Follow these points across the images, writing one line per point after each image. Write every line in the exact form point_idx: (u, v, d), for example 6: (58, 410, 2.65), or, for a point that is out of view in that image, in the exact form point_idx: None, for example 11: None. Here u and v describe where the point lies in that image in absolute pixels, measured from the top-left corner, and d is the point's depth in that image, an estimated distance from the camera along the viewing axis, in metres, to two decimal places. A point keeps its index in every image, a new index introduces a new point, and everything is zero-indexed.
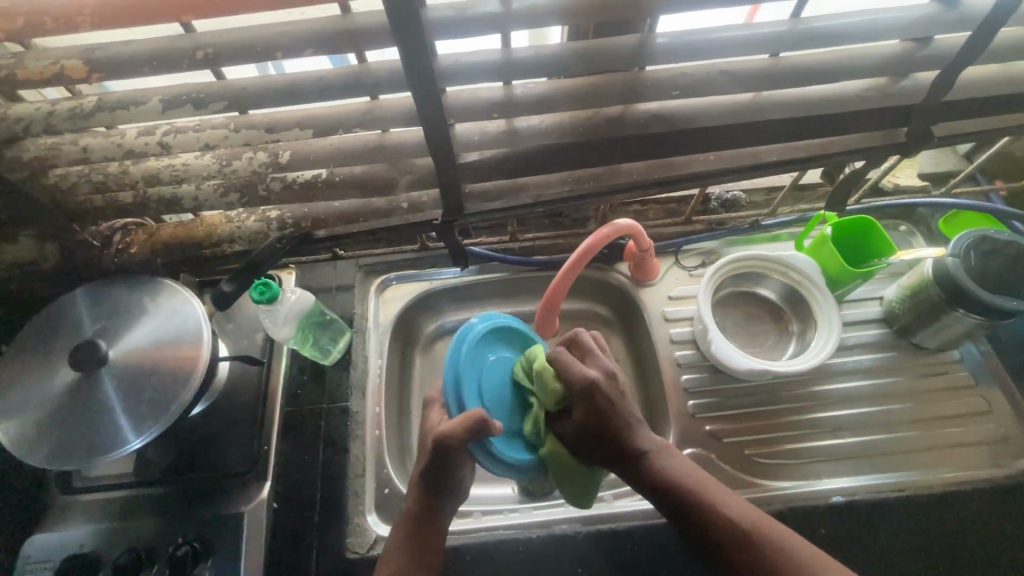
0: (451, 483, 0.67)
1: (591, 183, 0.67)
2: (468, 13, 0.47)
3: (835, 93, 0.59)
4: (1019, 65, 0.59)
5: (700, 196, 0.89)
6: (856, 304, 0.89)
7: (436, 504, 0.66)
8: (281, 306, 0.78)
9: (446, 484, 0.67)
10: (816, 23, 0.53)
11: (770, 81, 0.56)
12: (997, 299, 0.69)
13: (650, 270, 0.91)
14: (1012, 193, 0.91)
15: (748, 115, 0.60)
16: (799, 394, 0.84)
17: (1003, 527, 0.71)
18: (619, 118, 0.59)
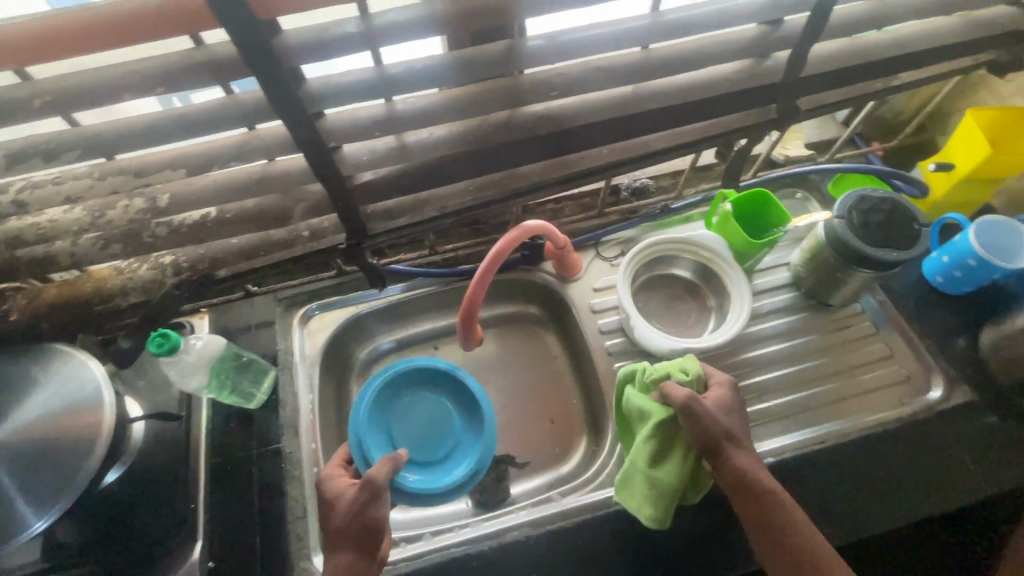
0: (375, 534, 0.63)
1: (493, 189, 0.67)
2: (328, 35, 0.46)
3: (706, 78, 0.62)
4: (863, 37, 0.64)
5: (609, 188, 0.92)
6: (766, 271, 0.95)
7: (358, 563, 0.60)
8: (186, 354, 0.73)
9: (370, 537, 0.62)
10: (675, 15, 0.55)
11: (643, 73, 0.58)
12: (880, 252, 0.75)
13: (573, 265, 0.92)
14: (888, 152, 0.99)
15: (630, 108, 0.62)
16: (724, 365, 0.88)
17: (915, 462, 0.77)
18: (505, 123, 0.59)
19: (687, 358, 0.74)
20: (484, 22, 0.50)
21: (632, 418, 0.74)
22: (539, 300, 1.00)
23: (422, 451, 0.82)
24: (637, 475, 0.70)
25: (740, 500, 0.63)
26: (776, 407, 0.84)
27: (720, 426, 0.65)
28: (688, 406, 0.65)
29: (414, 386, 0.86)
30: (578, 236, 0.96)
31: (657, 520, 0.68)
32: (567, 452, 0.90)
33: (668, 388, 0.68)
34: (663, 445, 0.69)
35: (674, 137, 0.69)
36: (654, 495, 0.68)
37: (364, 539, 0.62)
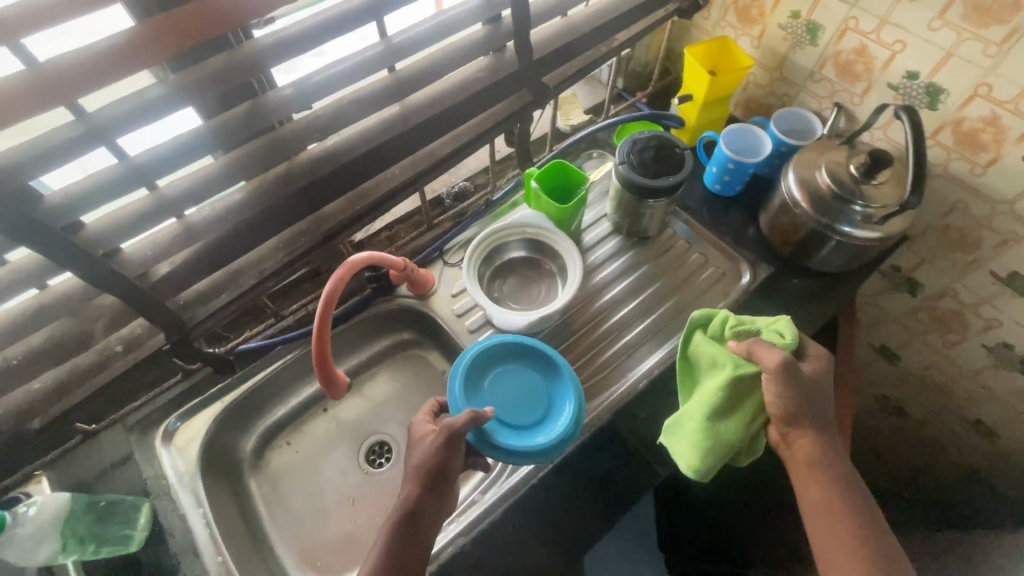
0: (443, 485, 0.69)
1: (307, 239, 0.68)
2: (50, 143, 0.45)
3: (457, 84, 0.69)
4: (571, 17, 0.75)
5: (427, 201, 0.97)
6: (591, 227, 1.06)
7: (422, 508, 0.67)
8: (13, 528, 0.68)
9: (440, 486, 0.69)
10: (401, 37, 0.61)
11: (396, 94, 0.64)
12: (660, 182, 0.88)
13: (425, 281, 0.95)
14: (649, 98, 1.16)
15: (400, 127, 0.67)
16: (585, 321, 0.97)
17: None
18: (286, 176, 0.62)
19: (779, 321, 0.77)
20: (220, 90, 0.52)
21: (702, 365, 0.81)
22: (409, 325, 1.02)
23: (524, 414, 0.82)
24: (694, 424, 0.77)
25: (798, 468, 0.74)
26: (635, 337, 0.95)
27: (797, 400, 0.73)
28: (777, 373, 0.72)
29: (508, 358, 0.87)
30: (420, 253, 1.00)
31: (699, 470, 0.76)
32: None
33: (758, 349, 0.74)
34: (731, 403, 0.76)
35: (458, 137, 0.75)
36: (707, 446, 0.75)
37: (438, 482, 0.69)
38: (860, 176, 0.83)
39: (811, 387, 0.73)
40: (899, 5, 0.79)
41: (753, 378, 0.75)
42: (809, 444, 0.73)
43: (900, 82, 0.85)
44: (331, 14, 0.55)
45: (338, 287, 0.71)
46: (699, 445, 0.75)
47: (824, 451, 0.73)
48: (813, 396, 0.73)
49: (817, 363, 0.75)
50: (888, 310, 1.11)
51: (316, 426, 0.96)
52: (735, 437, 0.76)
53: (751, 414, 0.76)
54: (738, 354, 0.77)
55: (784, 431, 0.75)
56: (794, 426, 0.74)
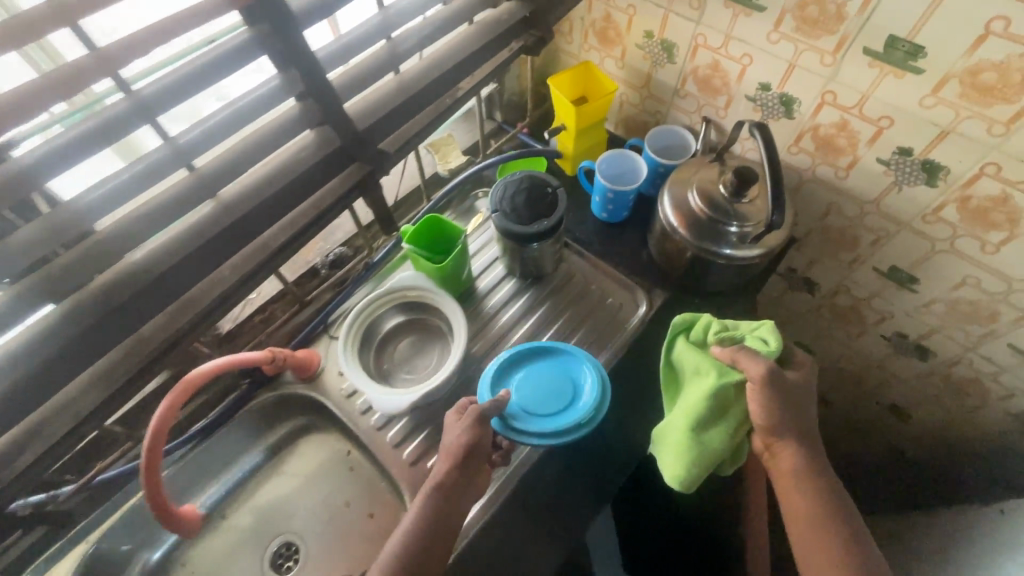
0: (466, 484, 0.72)
1: (123, 368, 0.60)
2: None
3: (275, 169, 0.62)
4: (399, 78, 0.69)
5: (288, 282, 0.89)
6: (483, 273, 1.02)
7: (438, 506, 0.70)
8: None
9: (463, 486, 0.71)
10: (181, 138, 0.54)
11: (196, 195, 0.57)
12: (534, 228, 0.84)
13: (306, 363, 0.88)
14: (530, 127, 1.12)
15: (211, 229, 0.60)
16: (487, 378, 0.91)
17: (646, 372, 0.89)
18: (72, 311, 0.54)
19: (762, 328, 0.75)
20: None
21: (685, 371, 0.80)
22: (302, 409, 0.94)
23: (555, 400, 0.82)
24: (679, 432, 0.76)
25: (782, 479, 0.73)
26: None
27: (783, 411, 0.71)
28: (760, 383, 0.70)
29: (523, 359, 0.87)
30: (301, 332, 0.92)
31: (683, 481, 0.76)
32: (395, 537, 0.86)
33: (741, 359, 0.72)
34: (713, 414, 0.75)
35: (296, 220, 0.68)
36: (691, 456, 0.75)
37: (469, 470, 0.72)
38: (729, 195, 0.82)
39: (795, 395, 0.72)
40: (737, 20, 0.77)
41: (735, 385, 0.74)
42: (795, 459, 0.72)
43: (756, 95, 0.83)
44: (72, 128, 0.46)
45: (168, 420, 0.62)
46: (685, 454, 0.75)
47: (809, 465, 0.72)
48: (796, 408, 0.72)
49: (800, 371, 0.74)
50: (796, 309, 1.10)
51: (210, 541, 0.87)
52: (720, 447, 0.75)
53: (734, 421, 0.75)
54: (722, 361, 0.75)
55: (768, 442, 0.74)
56: (780, 440, 0.72)
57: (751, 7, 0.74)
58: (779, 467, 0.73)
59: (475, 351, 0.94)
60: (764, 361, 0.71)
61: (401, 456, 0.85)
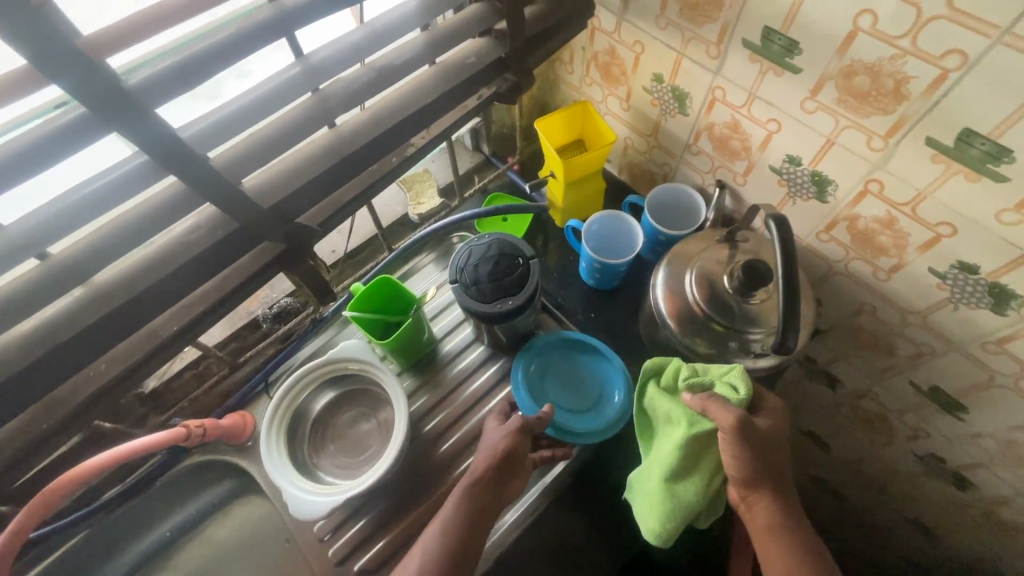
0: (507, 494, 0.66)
1: None
2: None
3: (160, 252, 0.52)
4: (326, 137, 0.57)
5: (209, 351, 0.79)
6: (450, 334, 0.90)
7: (507, 485, 0.66)
8: None
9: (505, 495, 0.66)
10: (12, 228, 0.42)
11: (44, 292, 0.46)
12: (497, 306, 0.71)
13: (238, 429, 0.79)
14: (521, 164, 0.98)
15: (68, 329, 0.49)
16: (437, 464, 0.80)
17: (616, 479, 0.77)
18: None
19: (736, 371, 0.62)
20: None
21: (656, 418, 0.68)
22: (235, 472, 0.86)
23: (586, 399, 0.79)
24: (652, 484, 0.64)
25: (760, 537, 0.60)
26: None
27: (758, 458, 0.59)
28: (733, 432, 0.58)
29: (537, 369, 0.83)
30: (236, 392, 0.83)
31: (661, 536, 0.63)
32: None
33: (712, 406, 0.60)
34: (687, 464, 0.62)
35: (195, 303, 0.58)
36: (668, 510, 0.62)
37: (509, 476, 0.66)
38: (736, 292, 0.67)
39: (769, 440, 0.60)
40: (764, 79, 0.61)
41: (708, 433, 0.61)
42: (774, 510, 0.59)
43: (782, 167, 0.67)
44: None
45: (27, 525, 0.56)
46: (657, 508, 0.63)
47: (787, 515, 0.60)
48: (771, 452, 0.60)
49: (769, 408, 0.63)
50: (812, 400, 0.94)
51: None
52: (695, 501, 0.62)
53: (712, 472, 0.62)
54: (692, 407, 0.63)
55: (743, 495, 0.61)
56: (758, 490, 0.60)
57: (784, 66, 0.58)
58: (756, 523, 0.60)
59: (426, 429, 0.82)
60: (739, 408, 0.58)
61: (328, 551, 0.76)
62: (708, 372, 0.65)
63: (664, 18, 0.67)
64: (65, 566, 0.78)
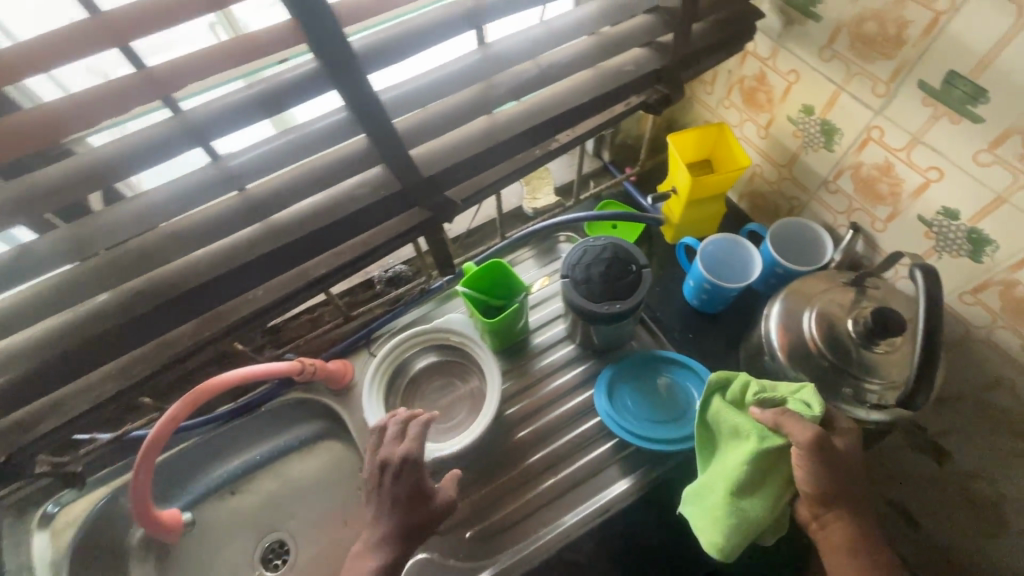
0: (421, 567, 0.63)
1: (143, 367, 0.60)
2: None
3: (332, 199, 0.58)
4: (486, 120, 0.61)
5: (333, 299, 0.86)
6: (542, 329, 0.92)
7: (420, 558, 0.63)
8: None
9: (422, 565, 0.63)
10: (233, 161, 0.50)
11: (239, 218, 0.53)
12: (604, 307, 0.72)
13: (338, 372, 0.85)
14: (639, 176, 0.99)
15: (248, 254, 0.56)
16: (513, 447, 0.82)
17: None
18: (104, 309, 0.54)
19: (807, 388, 0.61)
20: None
21: (719, 432, 0.66)
22: (326, 415, 0.93)
23: (671, 409, 0.81)
24: (715, 499, 0.63)
25: (832, 553, 0.60)
26: (565, 477, 0.80)
27: (838, 480, 0.57)
28: (811, 452, 0.56)
29: (620, 380, 0.84)
30: (343, 341, 0.90)
31: (726, 551, 0.62)
32: None
33: (787, 424, 0.58)
34: (755, 480, 0.61)
35: (343, 252, 0.64)
36: (734, 526, 0.61)
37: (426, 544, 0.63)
38: (858, 337, 0.64)
39: (847, 462, 0.58)
40: (936, 124, 0.59)
41: (778, 450, 0.60)
42: (848, 528, 0.59)
43: (934, 219, 0.64)
44: (125, 143, 0.45)
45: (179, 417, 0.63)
46: (721, 522, 0.62)
47: (860, 534, 0.59)
48: (850, 473, 0.58)
49: (847, 427, 0.61)
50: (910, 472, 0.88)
51: (214, 517, 0.90)
52: (764, 516, 0.61)
53: (781, 489, 0.61)
54: (763, 423, 0.61)
55: (818, 513, 0.60)
56: (832, 510, 0.59)
57: (963, 114, 0.56)
58: (829, 539, 0.60)
59: (507, 413, 0.85)
60: (816, 427, 0.57)
61: None
62: (778, 389, 0.64)
63: (831, 51, 0.66)
64: (175, 463, 0.87)
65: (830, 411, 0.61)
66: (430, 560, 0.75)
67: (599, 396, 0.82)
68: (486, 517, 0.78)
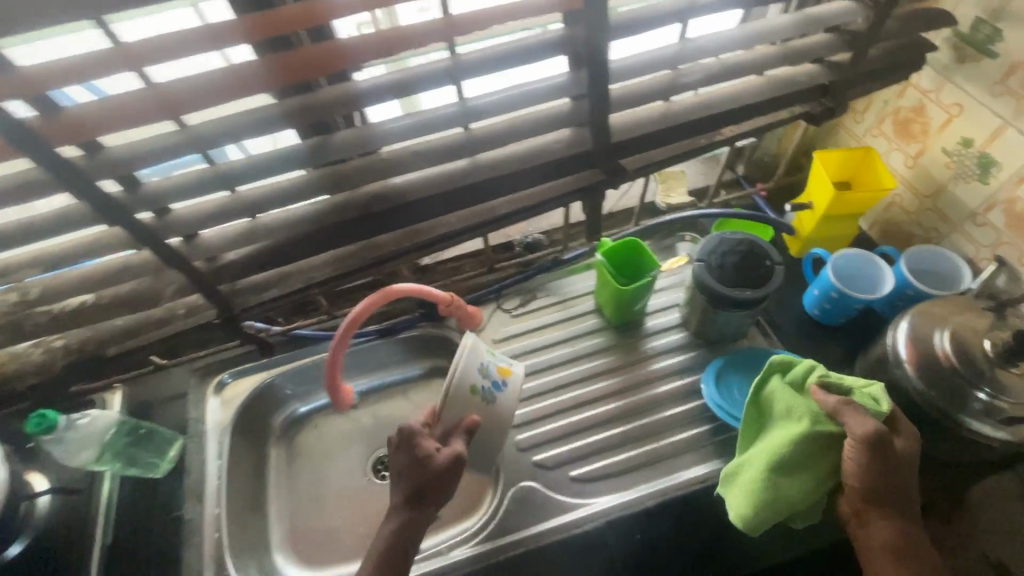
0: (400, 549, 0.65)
1: (353, 261, 0.74)
2: (152, 148, 0.55)
3: (531, 149, 0.69)
4: (668, 104, 0.71)
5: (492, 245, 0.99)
6: (656, 314, 0.99)
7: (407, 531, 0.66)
8: (70, 430, 0.81)
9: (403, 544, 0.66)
10: (475, 102, 0.63)
11: (462, 149, 0.66)
12: (735, 291, 0.79)
13: (473, 317, 0.97)
14: (769, 192, 1.05)
15: (459, 181, 0.69)
16: (617, 413, 0.89)
17: None
18: (345, 203, 0.67)
19: (875, 385, 0.65)
20: (307, 121, 0.58)
21: (772, 410, 0.70)
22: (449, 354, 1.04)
23: None
24: (754, 471, 0.69)
25: (870, 554, 0.64)
26: (666, 446, 0.85)
27: (879, 478, 0.62)
28: (864, 446, 0.60)
29: (728, 374, 0.89)
30: (478, 290, 1.01)
31: (752, 525, 0.69)
32: (471, 504, 0.87)
33: (849, 418, 0.62)
34: (802, 460, 0.66)
35: (520, 200, 0.75)
36: (765, 502, 0.67)
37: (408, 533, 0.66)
38: (993, 356, 0.67)
39: (900, 461, 0.62)
40: None
41: (830, 436, 0.65)
42: (891, 524, 0.63)
43: None
44: (415, 74, 0.59)
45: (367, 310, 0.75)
46: (752, 493, 0.68)
47: (898, 533, 0.63)
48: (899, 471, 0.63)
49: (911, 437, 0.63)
50: None
51: (338, 423, 1.02)
52: (799, 495, 0.67)
53: (822, 474, 0.66)
54: (821, 406, 0.66)
55: (860, 508, 0.65)
56: (875, 504, 0.64)
57: None
58: (868, 537, 0.64)
59: (614, 381, 0.93)
60: (878, 424, 0.61)
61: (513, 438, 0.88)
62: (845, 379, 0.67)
63: (1003, 86, 0.70)
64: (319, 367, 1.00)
65: (894, 411, 0.65)
66: (535, 489, 0.82)
67: (707, 388, 0.88)
68: (587, 467, 0.84)
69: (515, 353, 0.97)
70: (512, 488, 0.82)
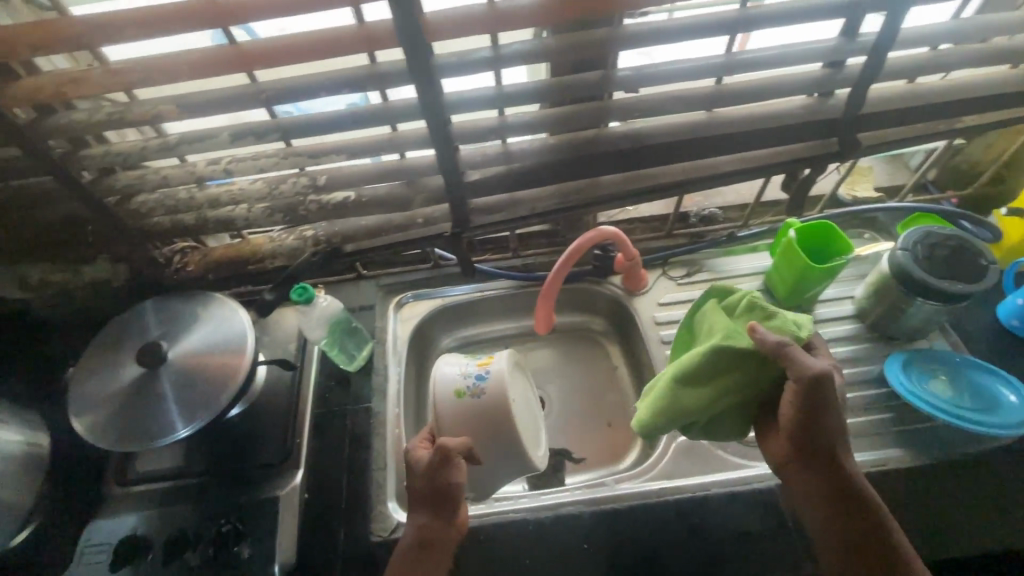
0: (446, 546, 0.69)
1: (577, 197, 0.80)
2: (467, 58, 0.60)
3: (774, 110, 0.72)
4: (916, 85, 0.72)
5: (680, 212, 1.02)
6: (826, 302, 0.99)
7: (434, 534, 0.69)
8: (313, 309, 0.84)
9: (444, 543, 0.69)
10: (742, 56, 0.66)
11: (715, 101, 0.69)
12: (945, 283, 0.79)
13: (639, 280, 1.00)
14: (961, 200, 1.02)
15: (701, 132, 0.73)
16: None
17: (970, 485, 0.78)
18: (594, 139, 0.72)
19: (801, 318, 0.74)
20: (600, 51, 0.63)
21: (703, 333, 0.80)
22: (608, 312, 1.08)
23: (979, 401, 0.81)
24: (662, 383, 0.75)
25: (792, 478, 0.69)
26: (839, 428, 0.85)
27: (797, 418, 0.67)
28: (802, 387, 0.64)
29: (914, 373, 0.86)
30: (648, 253, 1.04)
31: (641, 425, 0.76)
32: (619, 454, 0.97)
33: (794, 356, 0.65)
34: (690, 377, 0.73)
35: (739, 163, 0.80)
36: (656, 407, 0.74)
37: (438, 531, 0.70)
38: None
39: (830, 402, 0.65)
40: None
41: (733, 362, 0.71)
42: (812, 479, 0.68)
43: None
44: (701, 20, 0.62)
45: (586, 243, 0.80)
46: (656, 403, 0.74)
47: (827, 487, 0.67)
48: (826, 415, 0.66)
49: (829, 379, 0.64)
50: None
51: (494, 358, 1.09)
52: (695, 405, 0.72)
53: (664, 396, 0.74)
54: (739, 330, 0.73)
55: (790, 453, 0.69)
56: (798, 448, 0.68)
57: None
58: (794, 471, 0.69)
59: None
60: (820, 367, 0.65)
61: None
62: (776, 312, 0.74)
63: None
64: (487, 302, 1.06)
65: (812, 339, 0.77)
66: (699, 444, 0.86)
67: (896, 382, 0.84)
68: (754, 433, 0.86)
69: (681, 318, 0.99)
70: (677, 441, 0.86)
